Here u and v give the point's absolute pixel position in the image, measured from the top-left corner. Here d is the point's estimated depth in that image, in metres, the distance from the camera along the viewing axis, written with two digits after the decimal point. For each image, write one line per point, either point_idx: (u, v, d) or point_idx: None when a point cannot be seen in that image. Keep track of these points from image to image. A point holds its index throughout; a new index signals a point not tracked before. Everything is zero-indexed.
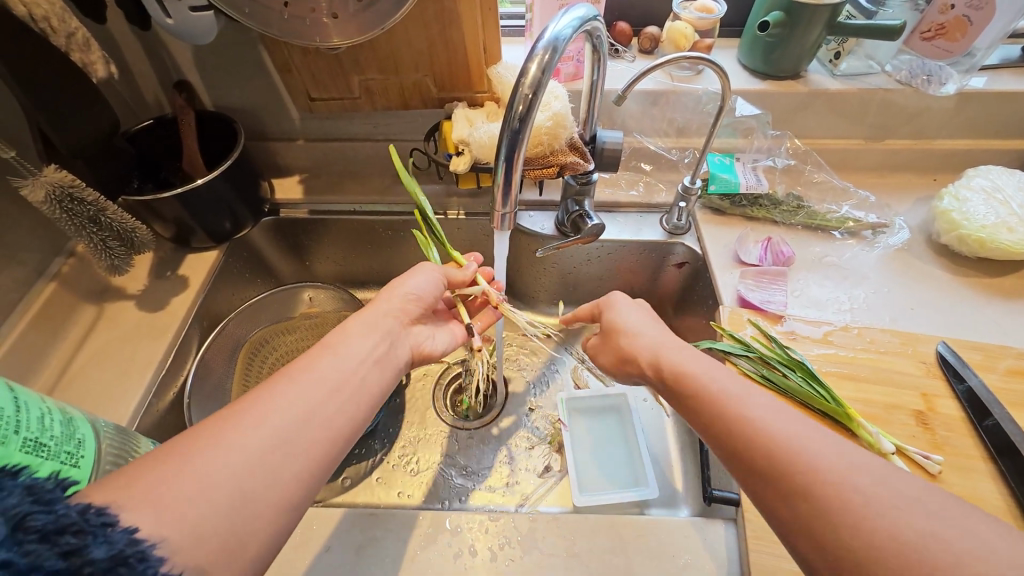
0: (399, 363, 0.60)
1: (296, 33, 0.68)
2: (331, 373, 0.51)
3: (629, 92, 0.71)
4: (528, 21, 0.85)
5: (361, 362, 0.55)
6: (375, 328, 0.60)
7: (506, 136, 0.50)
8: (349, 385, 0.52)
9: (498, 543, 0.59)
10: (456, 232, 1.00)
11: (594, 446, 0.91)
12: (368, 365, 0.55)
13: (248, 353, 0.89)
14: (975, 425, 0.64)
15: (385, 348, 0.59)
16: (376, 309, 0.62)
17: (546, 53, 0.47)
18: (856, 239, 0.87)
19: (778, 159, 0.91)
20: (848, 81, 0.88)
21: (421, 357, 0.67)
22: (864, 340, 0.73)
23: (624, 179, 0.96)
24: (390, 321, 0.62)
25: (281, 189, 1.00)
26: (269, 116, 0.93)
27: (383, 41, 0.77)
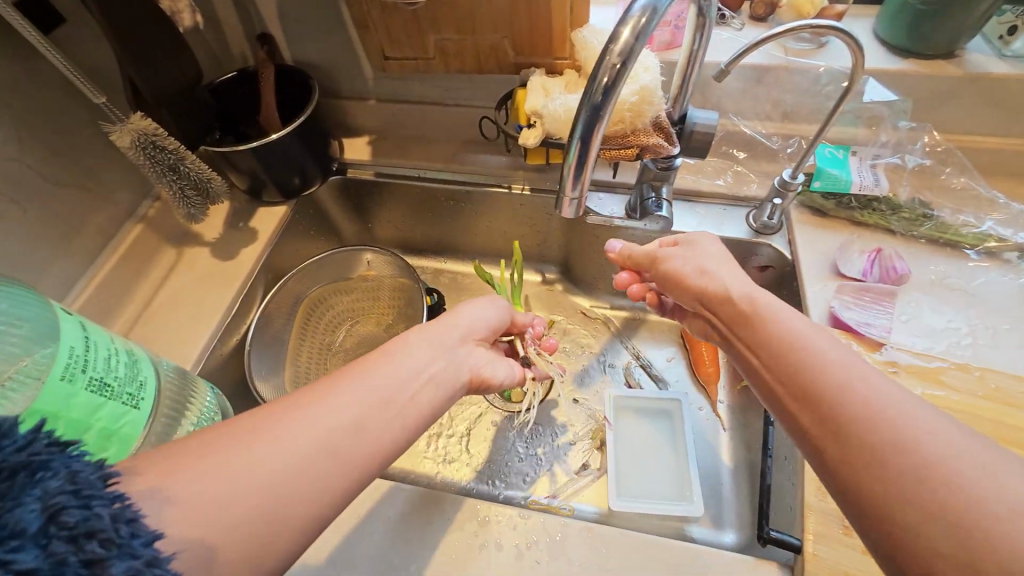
0: (453, 385, 0.52)
1: None
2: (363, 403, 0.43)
3: (733, 67, 0.60)
4: None
5: (415, 376, 0.48)
6: (435, 343, 0.54)
7: (584, 113, 0.43)
8: (395, 399, 0.46)
9: (525, 542, 0.57)
10: (519, 208, 0.95)
11: (638, 451, 0.86)
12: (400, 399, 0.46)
13: (307, 309, 0.93)
14: None
15: (441, 365, 0.52)
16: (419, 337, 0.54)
17: (643, 14, 0.40)
18: (994, 262, 0.72)
19: (905, 156, 0.77)
20: (1021, 65, 0.71)
21: (482, 382, 0.58)
22: (985, 386, 0.62)
23: (710, 166, 0.85)
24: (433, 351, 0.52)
25: (351, 150, 1.00)
26: (344, 73, 0.92)
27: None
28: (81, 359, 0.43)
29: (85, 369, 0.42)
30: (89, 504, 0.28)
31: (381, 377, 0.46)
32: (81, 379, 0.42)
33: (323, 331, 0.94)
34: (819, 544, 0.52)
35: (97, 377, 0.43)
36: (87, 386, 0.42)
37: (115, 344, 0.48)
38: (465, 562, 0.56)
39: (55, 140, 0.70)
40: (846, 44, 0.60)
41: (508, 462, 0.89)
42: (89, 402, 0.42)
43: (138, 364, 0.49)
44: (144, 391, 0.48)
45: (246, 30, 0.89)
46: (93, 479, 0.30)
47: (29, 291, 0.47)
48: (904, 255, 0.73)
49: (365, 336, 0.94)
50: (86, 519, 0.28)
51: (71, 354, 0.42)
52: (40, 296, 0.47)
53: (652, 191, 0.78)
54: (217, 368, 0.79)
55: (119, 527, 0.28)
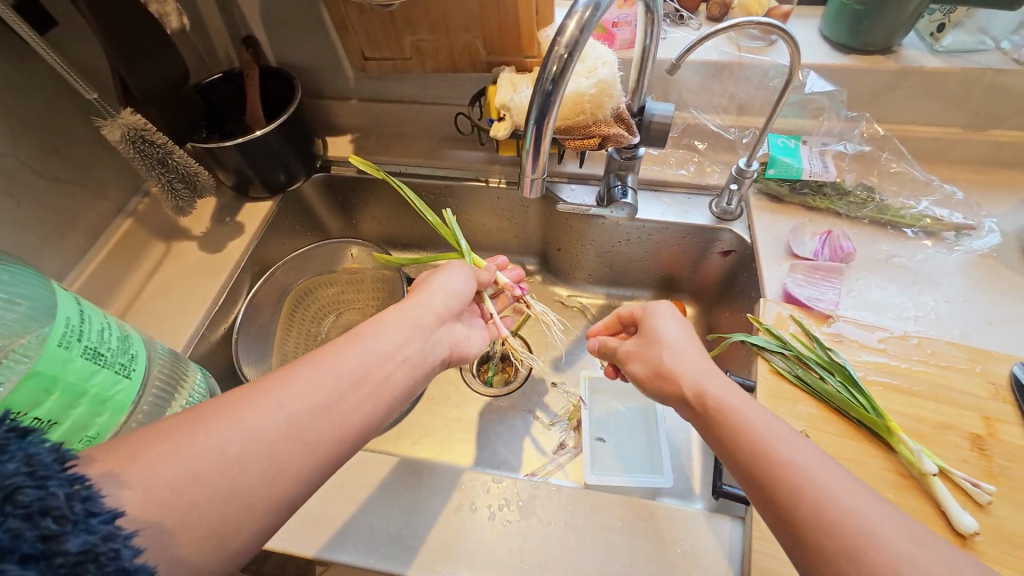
0: (432, 363, 0.56)
1: None
2: (352, 366, 0.48)
3: (682, 61, 0.66)
4: None
5: (393, 358, 0.52)
6: (408, 323, 0.56)
7: (538, 99, 0.48)
8: (380, 375, 0.50)
9: (498, 504, 0.61)
10: (496, 201, 1.00)
11: (612, 428, 0.90)
12: (396, 361, 0.52)
13: (294, 300, 0.96)
14: None
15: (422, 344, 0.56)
16: (415, 304, 0.59)
17: (587, 10, 0.45)
18: (932, 240, 0.77)
19: (849, 144, 0.83)
20: (950, 59, 0.77)
21: (458, 355, 0.64)
22: (922, 352, 0.66)
23: (674, 157, 0.91)
24: (426, 318, 0.58)
25: (334, 147, 1.04)
26: (327, 75, 0.96)
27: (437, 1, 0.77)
28: (77, 329, 0.46)
29: (80, 338, 0.46)
30: (42, 483, 0.31)
31: (357, 359, 0.49)
32: (76, 347, 0.45)
33: (308, 321, 0.97)
34: None
35: (91, 346, 0.47)
36: (82, 354, 0.46)
37: (109, 320, 0.51)
38: (441, 522, 0.60)
39: (47, 136, 0.73)
40: (781, 39, 0.65)
41: (489, 442, 0.93)
42: (83, 369, 0.45)
43: (130, 340, 0.52)
44: (135, 363, 0.51)
45: (233, 32, 0.93)
46: (48, 460, 0.32)
47: (30, 268, 0.51)
48: (852, 238, 0.79)
49: (349, 326, 0.98)
50: (41, 498, 0.31)
51: (68, 324, 0.45)
52: (41, 273, 0.50)
53: (617, 178, 0.82)
54: (206, 356, 0.82)
55: (74, 504, 0.32)
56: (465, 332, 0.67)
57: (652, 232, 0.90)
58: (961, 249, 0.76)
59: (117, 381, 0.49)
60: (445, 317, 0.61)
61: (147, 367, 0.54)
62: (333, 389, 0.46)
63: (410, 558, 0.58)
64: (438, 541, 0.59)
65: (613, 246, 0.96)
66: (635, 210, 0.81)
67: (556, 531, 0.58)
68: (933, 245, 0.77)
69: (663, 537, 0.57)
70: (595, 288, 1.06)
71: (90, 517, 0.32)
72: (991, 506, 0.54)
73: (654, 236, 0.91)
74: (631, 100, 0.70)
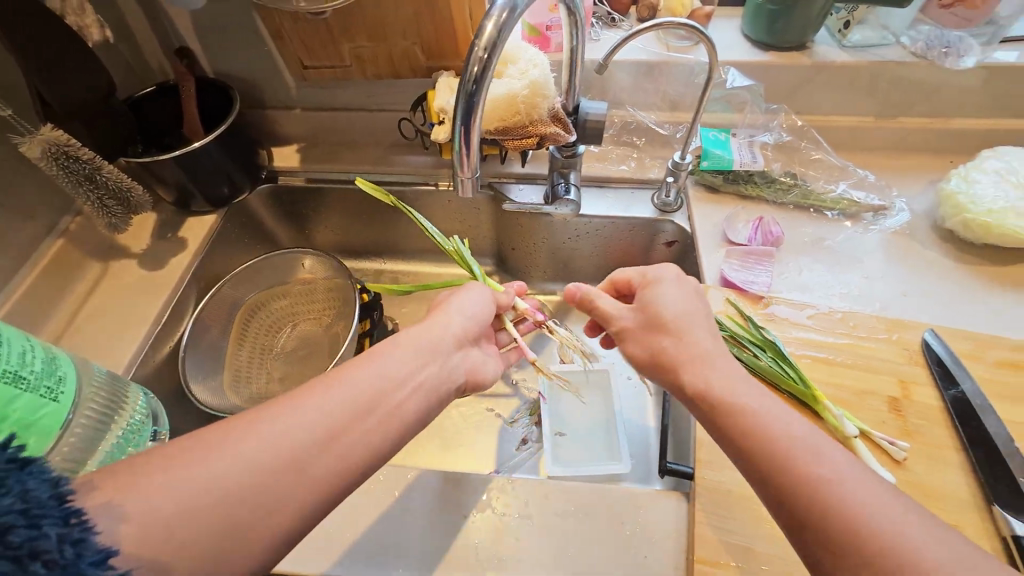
0: (446, 390, 0.54)
1: None
2: (359, 390, 0.48)
3: (609, 61, 0.69)
4: None
5: (404, 385, 0.51)
6: (423, 344, 0.55)
7: (462, 100, 0.49)
8: (388, 403, 0.49)
9: (454, 500, 0.62)
10: (447, 204, 1.01)
11: (572, 419, 0.93)
12: (407, 387, 0.51)
13: (247, 314, 0.94)
14: (956, 423, 0.61)
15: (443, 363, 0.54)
16: (431, 324, 0.58)
17: (504, 12, 0.47)
18: (852, 221, 0.83)
19: (770, 134, 0.88)
20: (857, 53, 0.83)
21: (474, 381, 0.61)
22: (846, 325, 0.70)
23: (615, 154, 0.94)
24: (443, 340, 0.57)
25: (280, 157, 1.03)
26: (267, 84, 0.95)
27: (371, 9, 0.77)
28: None
29: None
30: (36, 525, 0.30)
31: (364, 385, 0.48)
32: None
33: (263, 334, 0.96)
34: (708, 470, 0.59)
35: (10, 370, 0.45)
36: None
37: (31, 342, 0.49)
38: (398, 523, 0.61)
39: None
40: (700, 39, 0.69)
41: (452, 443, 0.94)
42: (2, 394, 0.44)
43: (56, 361, 0.50)
44: (63, 384, 0.50)
45: (165, 43, 0.91)
46: (46, 497, 0.31)
47: None
48: (782, 224, 0.84)
49: (305, 337, 0.97)
50: (32, 540, 0.30)
51: None
52: None
53: (560, 177, 0.85)
54: (151, 377, 0.79)
55: (65, 548, 0.31)
56: (483, 356, 0.64)
57: (599, 227, 0.93)
58: (878, 228, 0.82)
59: (43, 405, 0.47)
60: (463, 340, 0.60)
61: (78, 388, 0.52)
62: (335, 415, 0.45)
63: (367, 562, 0.58)
64: (394, 542, 0.59)
65: (564, 243, 0.99)
66: (578, 206, 0.83)
67: (512, 522, 0.60)
68: (854, 226, 0.83)
69: (613, 519, 0.59)
70: (551, 285, 1.09)
71: (80, 559, 0.31)
72: (906, 462, 0.58)
73: (602, 231, 0.94)
74: (565, 100, 0.72)
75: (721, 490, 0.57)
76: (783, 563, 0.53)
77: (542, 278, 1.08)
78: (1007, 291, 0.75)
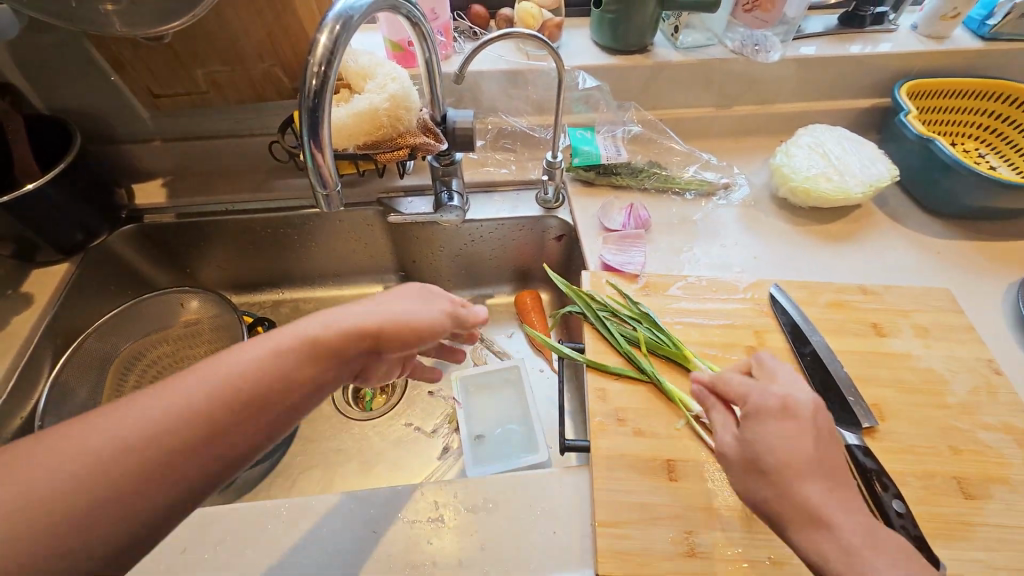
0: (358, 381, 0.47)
1: (92, 21, 0.62)
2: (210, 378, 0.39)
3: (465, 71, 0.72)
4: None
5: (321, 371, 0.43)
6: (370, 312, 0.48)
7: (306, 116, 0.50)
8: (299, 386, 0.42)
9: (363, 518, 0.60)
10: (338, 225, 0.99)
11: (489, 419, 0.95)
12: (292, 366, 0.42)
13: (121, 367, 0.86)
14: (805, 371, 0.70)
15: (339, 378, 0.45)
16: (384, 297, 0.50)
17: (336, 24, 0.48)
18: (707, 199, 0.94)
19: (628, 128, 0.98)
20: (689, 53, 0.94)
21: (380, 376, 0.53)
22: (709, 289, 0.79)
23: (496, 159, 0.98)
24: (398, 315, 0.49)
25: (143, 194, 0.95)
26: (114, 117, 0.88)
27: (217, 31, 0.75)
28: None
29: None
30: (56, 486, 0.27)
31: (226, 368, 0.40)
32: None
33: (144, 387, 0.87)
34: (601, 439, 0.64)
35: None
36: None
37: None
38: (307, 553, 0.58)
39: None
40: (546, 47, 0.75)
41: (373, 465, 0.92)
42: None
43: None
44: None
45: None
46: None
47: None
48: (651, 209, 0.92)
49: None
50: None
51: None
52: None
53: (443, 187, 0.87)
54: None
55: None
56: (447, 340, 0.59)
57: (490, 230, 0.96)
58: (728, 203, 0.93)
59: None
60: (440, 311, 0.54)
61: None
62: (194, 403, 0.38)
63: None
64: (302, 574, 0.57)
65: (461, 249, 1.01)
66: (464, 211, 0.86)
67: (425, 528, 0.59)
68: (709, 204, 0.93)
69: (522, 502, 0.62)
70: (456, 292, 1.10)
71: None
72: None
73: (494, 234, 0.97)
74: (432, 110, 0.75)
75: (614, 455, 0.62)
76: (672, 509, 0.58)
77: (446, 287, 1.09)
78: (831, 243, 0.88)
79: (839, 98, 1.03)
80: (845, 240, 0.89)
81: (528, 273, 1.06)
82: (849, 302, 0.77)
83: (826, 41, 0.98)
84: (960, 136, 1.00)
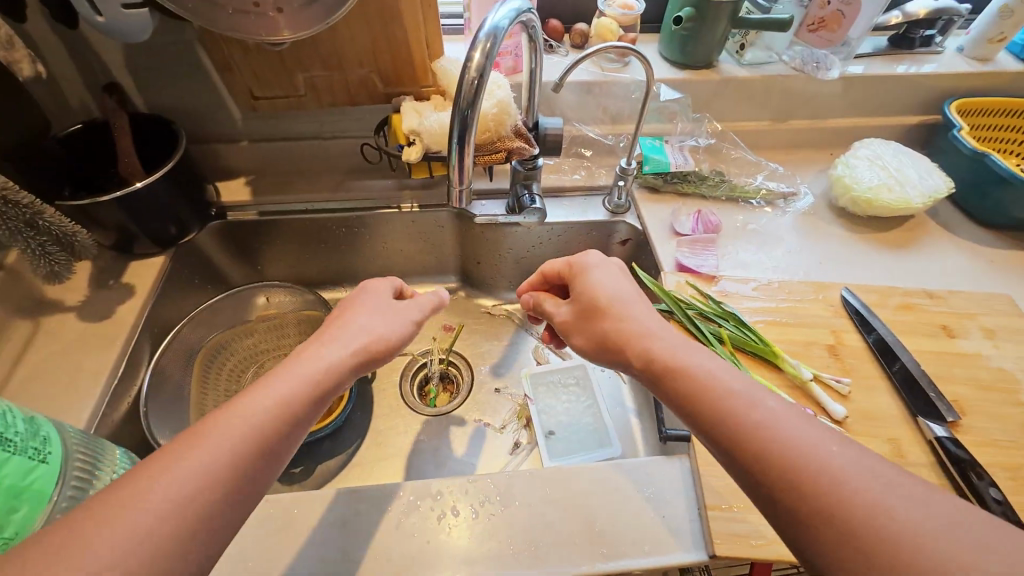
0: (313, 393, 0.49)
1: (240, 29, 0.65)
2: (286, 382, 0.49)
3: (564, 81, 0.77)
4: (468, 17, 0.90)
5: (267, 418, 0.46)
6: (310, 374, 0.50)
7: (457, 120, 0.54)
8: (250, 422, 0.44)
9: (479, 501, 0.63)
10: (411, 225, 1.02)
11: (558, 415, 0.97)
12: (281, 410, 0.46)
13: (207, 358, 0.88)
14: (886, 369, 0.73)
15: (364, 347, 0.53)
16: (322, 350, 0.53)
17: (488, 41, 0.52)
18: (770, 207, 0.98)
19: (699, 139, 1.02)
20: (753, 69, 1.00)
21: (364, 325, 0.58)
22: (783, 291, 0.83)
23: (566, 165, 1.03)
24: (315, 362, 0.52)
25: (228, 192, 0.98)
26: (209, 116, 0.91)
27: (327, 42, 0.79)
28: None
29: None
30: None
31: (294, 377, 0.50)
32: None
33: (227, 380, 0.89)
34: None
35: None
36: None
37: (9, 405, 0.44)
38: (429, 535, 0.60)
39: None
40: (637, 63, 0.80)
41: (445, 459, 0.94)
42: None
43: (38, 422, 0.46)
44: (49, 445, 0.45)
45: (90, 78, 0.84)
46: None
47: None
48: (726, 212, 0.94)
49: None
50: None
51: None
52: None
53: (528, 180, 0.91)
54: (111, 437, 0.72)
55: None
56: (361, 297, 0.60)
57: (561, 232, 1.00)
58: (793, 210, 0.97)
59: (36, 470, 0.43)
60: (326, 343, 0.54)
61: (64, 450, 0.48)
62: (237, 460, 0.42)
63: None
64: (427, 555, 0.59)
65: (529, 251, 1.05)
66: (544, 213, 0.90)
67: (540, 512, 0.62)
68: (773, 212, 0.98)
69: (629, 489, 0.64)
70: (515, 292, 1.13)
71: None
72: (850, 395, 0.70)
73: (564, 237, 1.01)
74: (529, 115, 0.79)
75: None
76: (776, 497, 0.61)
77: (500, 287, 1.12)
78: (892, 250, 0.93)
79: (889, 115, 1.08)
80: (904, 247, 0.93)
81: None
82: (918, 305, 0.81)
83: (880, 61, 1.04)
84: (1005, 152, 1.05)
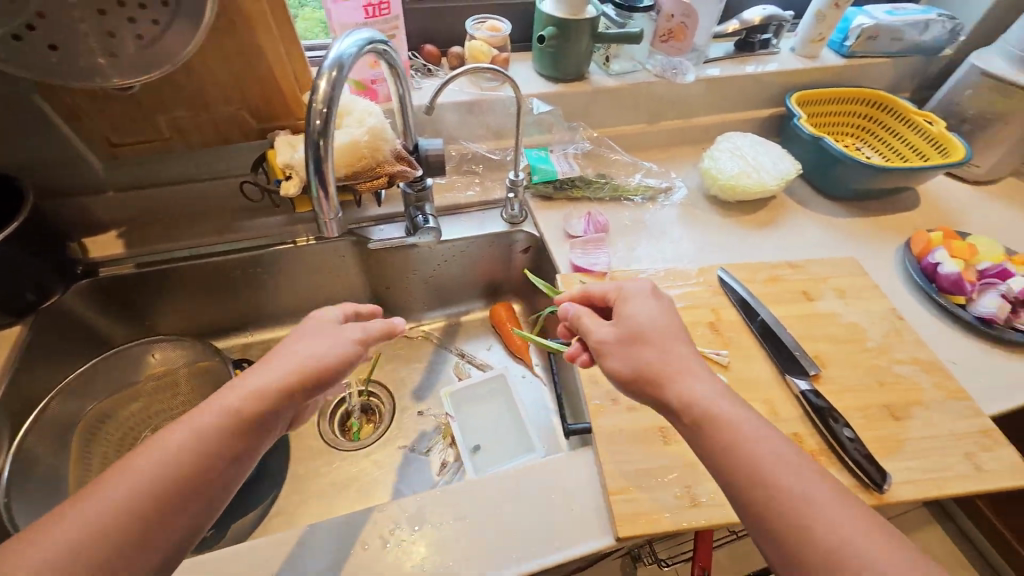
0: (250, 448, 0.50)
1: (82, 77, 0.63)
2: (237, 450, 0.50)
3: (434, 103, 0.79)
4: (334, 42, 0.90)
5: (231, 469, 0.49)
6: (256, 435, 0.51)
7: (311, 151, 0.54)
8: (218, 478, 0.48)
9: (386, 529, 0.61)
10: (308, 259, 0.99)
11: (485, 427, 0.99)
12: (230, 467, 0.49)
13: (84, 433, 0.80)
14: (756, 335, 0.81)
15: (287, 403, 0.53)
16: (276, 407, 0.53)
17: (333, 70, 0.53)
18: (652, 202, 1.06)
19: (578, 146, 1.09)
20: (620, 77, 1.08)
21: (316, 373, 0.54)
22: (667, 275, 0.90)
23: (459, 182, 1.05)
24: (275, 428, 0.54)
25: (96, 247, 0.91)
26: (65, 170, 0.84)
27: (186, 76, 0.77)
28: None
29: None
30: None
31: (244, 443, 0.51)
32: None
33: (115, 449, 0.82)
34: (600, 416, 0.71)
35: None
36: None
37: None
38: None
39: None
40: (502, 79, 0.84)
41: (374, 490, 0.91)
42: None
43: None
44: None
45: None
46: None
47: None
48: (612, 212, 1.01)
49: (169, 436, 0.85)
50: None
51: None
52: None
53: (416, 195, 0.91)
54: None
55: None
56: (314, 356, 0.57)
57: (462, 249, 1.02)
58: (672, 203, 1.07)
59: None
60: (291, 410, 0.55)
61: None
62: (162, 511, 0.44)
63: None
64: None
65: (434, 270, 1.06)
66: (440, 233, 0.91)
67: (448, 529, 0.62)
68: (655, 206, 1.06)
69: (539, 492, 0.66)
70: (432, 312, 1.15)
71: None
72: (729, 364, 0.77)
73: (465, 253, 1.03)
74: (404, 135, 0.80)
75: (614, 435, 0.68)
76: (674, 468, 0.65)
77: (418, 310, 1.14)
78: (760, 230, 1.03)
79: (746, 111, 1.21)
80: (770, 225, 1.04)
81: (499, 285, 1.13)
82: (782, 276, 0.91)
83: (729, 63, 1.16)
84: (842, 136, 1.22)
